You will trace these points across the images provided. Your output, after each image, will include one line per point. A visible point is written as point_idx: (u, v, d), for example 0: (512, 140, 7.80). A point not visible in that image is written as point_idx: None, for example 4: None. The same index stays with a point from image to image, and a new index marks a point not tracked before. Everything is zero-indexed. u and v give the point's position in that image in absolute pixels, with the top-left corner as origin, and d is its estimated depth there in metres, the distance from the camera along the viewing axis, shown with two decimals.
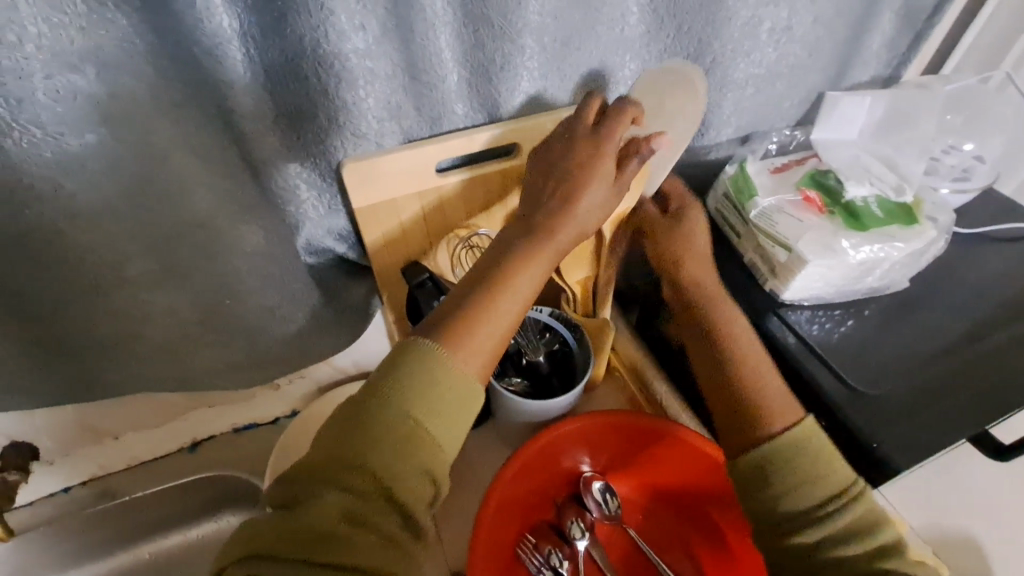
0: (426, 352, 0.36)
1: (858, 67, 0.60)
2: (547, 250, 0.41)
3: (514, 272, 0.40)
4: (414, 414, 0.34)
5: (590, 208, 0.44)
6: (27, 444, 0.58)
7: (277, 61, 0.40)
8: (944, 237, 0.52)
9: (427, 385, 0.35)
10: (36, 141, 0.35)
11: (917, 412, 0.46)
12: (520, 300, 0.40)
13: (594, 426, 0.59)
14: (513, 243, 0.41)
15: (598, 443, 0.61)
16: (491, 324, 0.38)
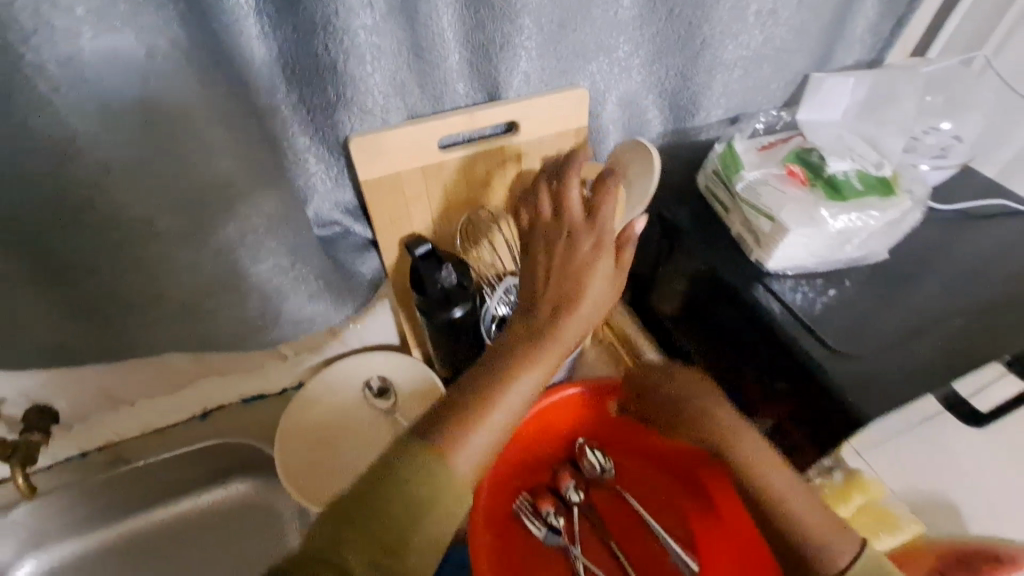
0: (418, 458, 0.36)
1: (843, 51, 0.63)
2: (542, 356, 0.42)
3: (515, 373, 0.41)
4: (405, 521, 0.34)
5: (584, 307, 0.44)
6: (48, 407, 0.61)
7: (290, 38, 0.43)
8: (920, 209, 0.56)
9: (440, 476, 0.36)
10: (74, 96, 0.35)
11: (894, 374, 0.49)
12: (519, 403, 0.41)
13: (584, 391, 0.63)
14: (509, 349, 0.42)
15: (589, 408, 0.65)
16: (492, 426, 0.39)
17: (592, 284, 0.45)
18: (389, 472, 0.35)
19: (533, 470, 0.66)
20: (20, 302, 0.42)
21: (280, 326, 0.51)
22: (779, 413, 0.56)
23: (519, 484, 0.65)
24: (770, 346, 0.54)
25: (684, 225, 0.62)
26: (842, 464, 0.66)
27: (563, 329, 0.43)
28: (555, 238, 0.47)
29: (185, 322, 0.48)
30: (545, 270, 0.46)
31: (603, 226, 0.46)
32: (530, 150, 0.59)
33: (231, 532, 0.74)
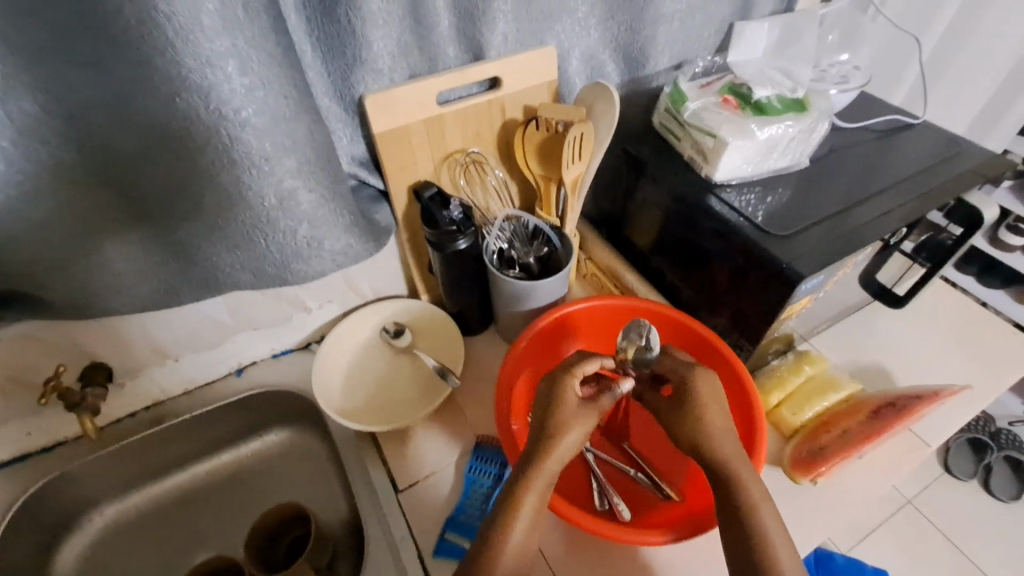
0: None
1: (760, 3, 0.78)
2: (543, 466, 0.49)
3: (526, 491, 0.49)
4: None
5: (569, 408, 0.52)
6: (103, 364, 0.68)
7: (317, 9, 0.52)
8: (828, 121, 0.69)
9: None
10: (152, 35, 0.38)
11: (823, 245, 0.60)
12: (519, 543, 0.48)
13: (575, 310, 0.71)
14: (501, 506, 0.49)
15: (579, 328, 0.73)
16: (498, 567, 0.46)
17: (574, 425, 0.51)
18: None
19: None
20: (109, 241, 0.50)
21: (319, 258, 0.57)
22: (737, 299, 0.68)
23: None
24: (723, 242, 0.66)
25: (646, 157, 0.74)
26: (796, 350, 0.78)
27: (553, 444, 0.50)
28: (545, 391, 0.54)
29: (239, 249, 0.54)
30: (541, 407, 0.53)
31: (569, 391, 0.53)
32: (512, 103, 0.70)
33: (271, 478, 0.82)
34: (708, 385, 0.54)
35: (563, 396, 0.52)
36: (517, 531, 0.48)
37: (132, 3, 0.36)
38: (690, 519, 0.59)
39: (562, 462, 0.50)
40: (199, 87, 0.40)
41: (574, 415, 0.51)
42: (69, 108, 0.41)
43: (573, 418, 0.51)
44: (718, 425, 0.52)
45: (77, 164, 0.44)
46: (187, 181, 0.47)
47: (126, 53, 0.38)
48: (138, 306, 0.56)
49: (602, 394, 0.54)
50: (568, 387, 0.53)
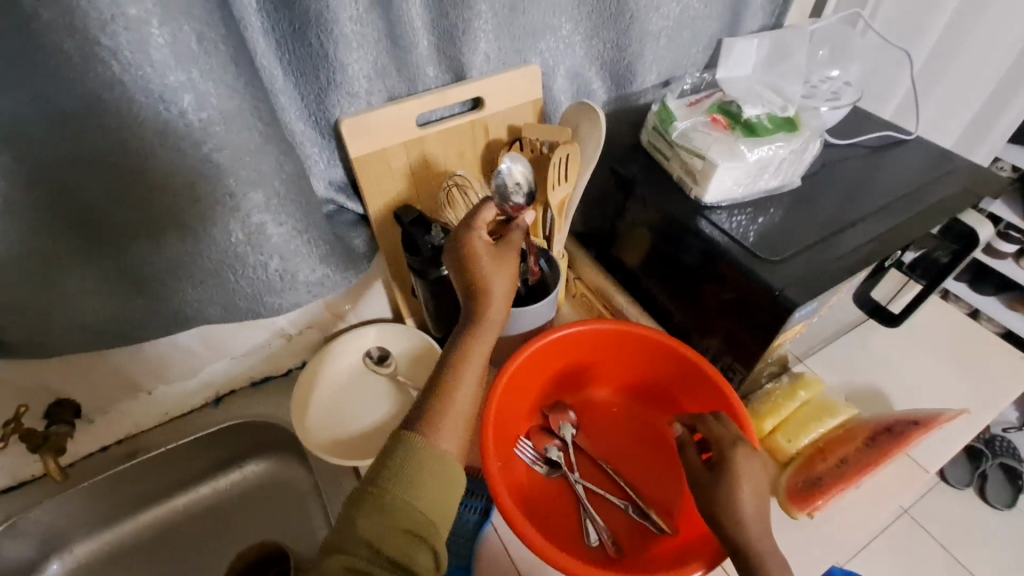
0: (403, 470, 0.43)
1: (748, 19, 0.76)
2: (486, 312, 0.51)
3: (473, 338, 0.50)
4: (408, 493, 0.41)
5: (485, 255, 0.53)
6: (70, 400, 0.65)
7: (287, 32, 0.50)
8: (820, 140, 0.68)
9: (420, 472, 0.42)
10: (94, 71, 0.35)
11: (816, 269, 0.58)
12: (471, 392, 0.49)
13: (566, 335, 0.68)
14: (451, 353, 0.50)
15: (571, 353, 0.70)
16: (461, 402, 0.47)
17: (499, 267, 0.53)
18: (380, 473, 0.42)
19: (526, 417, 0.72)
20: (65, 281, 0.47)
21: (293, 290, 0.54)
22: (730, 323, 0.66)
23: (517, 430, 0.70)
24: (714, 266, 0.64)
25: (635, 176, 0.72)
26: (790, 372, 0.76)
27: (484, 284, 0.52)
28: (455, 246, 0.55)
29: (207, 284, 0.51)
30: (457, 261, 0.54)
31: (479, 234, 0.54)
32: (495, 122, 0.68)
33: (252, 511, 0.79)
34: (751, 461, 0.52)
35: (474, 234, 0.54)
36: (457, 397, 0.48)
37: (76, 39, 0.33)
38: (686, 554, 0.56)
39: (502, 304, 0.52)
40: (153, 121, 0.38)
41: (494, 256, 0.54)
42: (15, 147, 0.38)
43: (496, 262, 0.54)
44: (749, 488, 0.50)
45: (26, 203, 0.41)
46: (148, 217, 0.44)
47: (72, 91, 0.36)
48: (102, 344, 0.53)
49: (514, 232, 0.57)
50: (476, 229, 0.55)
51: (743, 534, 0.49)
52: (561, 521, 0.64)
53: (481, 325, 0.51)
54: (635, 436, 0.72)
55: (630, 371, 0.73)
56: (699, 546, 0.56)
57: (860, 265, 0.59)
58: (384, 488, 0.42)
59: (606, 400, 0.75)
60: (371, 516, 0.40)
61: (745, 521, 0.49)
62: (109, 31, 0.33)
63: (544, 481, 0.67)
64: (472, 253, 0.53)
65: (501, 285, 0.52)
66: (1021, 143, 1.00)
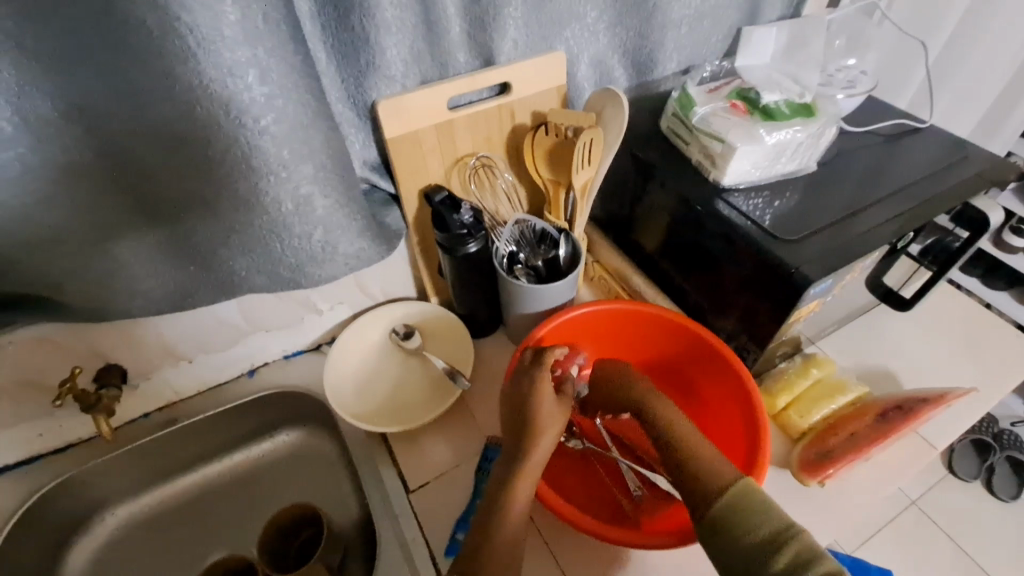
0: None
1: (767, 8, 0.79)
2: (536, 455, 0.58)
3: (519, 475, 0.57)
4: None
5: (544, 405, 0.60)
6: (117, 365, 0.69)
7: (331, 16, 0.53)
8: (836, 126, 0.70)
9: None
10: (172, 48, 0.38)
11: (830, 248, 0.61)
12: (513, 527, 0.55)
13: (582, 313, 0.72)
14: (499, 488, 0.57)
15: (584, 332, 0.74)
16: (506, 545, 0.54)
17: (551, 415, 0.60)
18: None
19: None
20: (128, 247, 0.51)
21: (332, 262, 0.58)
22: (746, 300, 0.68)
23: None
24: (731, 246, 0.66)
25: (655, 161, 0.74)
26: (804, 352, 0.78)
27: (538, 433, 0.59)
28: (522, 389, 0.62)
29: (254, 253, 0.54)
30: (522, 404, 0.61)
31: (544, 381, 0.61)
32: (521, 106, 0.71)
33: (282, 479, 0.82)
34: None
35: (540, 384, 0.61)
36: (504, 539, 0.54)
37: (155, 15, 0.37)
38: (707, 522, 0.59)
39: (548, 441, 0.59)
40: (219, 95, 0.41)
41: (550, 406, 0.61)
42: (91, 116, 0.42)
43: (550, 411, 0.61)
44: None
45: (99, 171, 0.45)
46: (206, 186, 0.48)
47: (150, 65, 0.39)
48: (152, 309, 0.56)
49: (566, 384, 0.64)
50: (543, 375, 0.62)
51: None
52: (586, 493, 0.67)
53: (528, 465, 0.57)
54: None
55: (641, 350, 0.76)
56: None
57: (874, 246, 0.61)
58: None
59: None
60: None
61: None
62: (186, 8, 0.37)
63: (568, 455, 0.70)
64: (535, 400, 0.60)
65: (549, 439, 0.59)
66: None
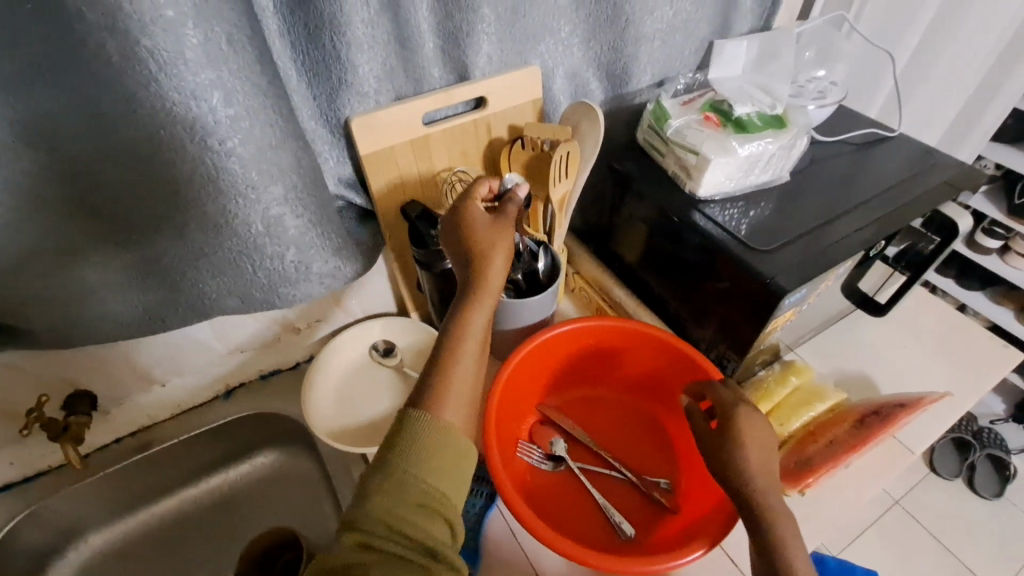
0: (414, 441, 0.44)
1: (737, 21, 0.80)
2: (488, 285, 0.52)
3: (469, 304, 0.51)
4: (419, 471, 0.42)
5: (480, 225, 0.54)
6: (87, 391, 0.67)
7: (301, 34, 0.53)
8: (807, 137, 0.71)
9: (424, 454, 0.43)
10: (136, 71, 0.37)
11: (806, 257, 0.61)
12: (472, 362, 0.50)
13: (562, 332, 0.71)
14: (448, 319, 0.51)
15: (565, 350, 0.73)
16: (464, 370, 0.49)
17: (496, 242, 0.54)
18: (387, 452, 0.43)
19: (527, 415, 0.75)
20: (93, 272, 0.49)
21: (307, 281, 0.56)
22: (726, 309, 0.68)
23: (519, 432, 0.73)
24: (708, 256, 0.66)
25: (632, 172, 0.75)
26: (782, 360, 0.79)
27: (482, 258, 0.52)
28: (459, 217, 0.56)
29: (226, 274, 0.53)
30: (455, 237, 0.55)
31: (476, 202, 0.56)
32: (497, 120, 0.71)
33: (261, 501, 0.80)
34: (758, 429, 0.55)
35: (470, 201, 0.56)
36: (461, 363, 0.49)
37: (114, 38, 0.36)
38: (694, 531, 0.58)
39: (497, 267, 0.53)
40: (182, 117, 0.40)
41: (493, 235, 0.54)
42: (51, 140, 0.41)
43: (494, 239, 0.54)
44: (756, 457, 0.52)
45: (59, 196, 0.44)
46: (174, 208, 0.47)
47: (110, 88, 0.38)
48: (121, 333, 0.55)
49: (508, 204, 0.58)
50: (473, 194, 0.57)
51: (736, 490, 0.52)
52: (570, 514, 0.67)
53: (482, 291, 0.51)
54: (632, 428, 0.75)
55: (624, 365, 0.76)
56: (704, 521, 0.58)
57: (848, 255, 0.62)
58: (399, 478, 0.42)
59: (603, 398, 0.78)
60: (384, 498, 0.41)
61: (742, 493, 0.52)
62: (147, 31, 0.36)
63: (555, 474, 0.70)
64: (469, 225, 0.54)
65: (500, 261, 0.53)
66: (1003, 141, 1.04)
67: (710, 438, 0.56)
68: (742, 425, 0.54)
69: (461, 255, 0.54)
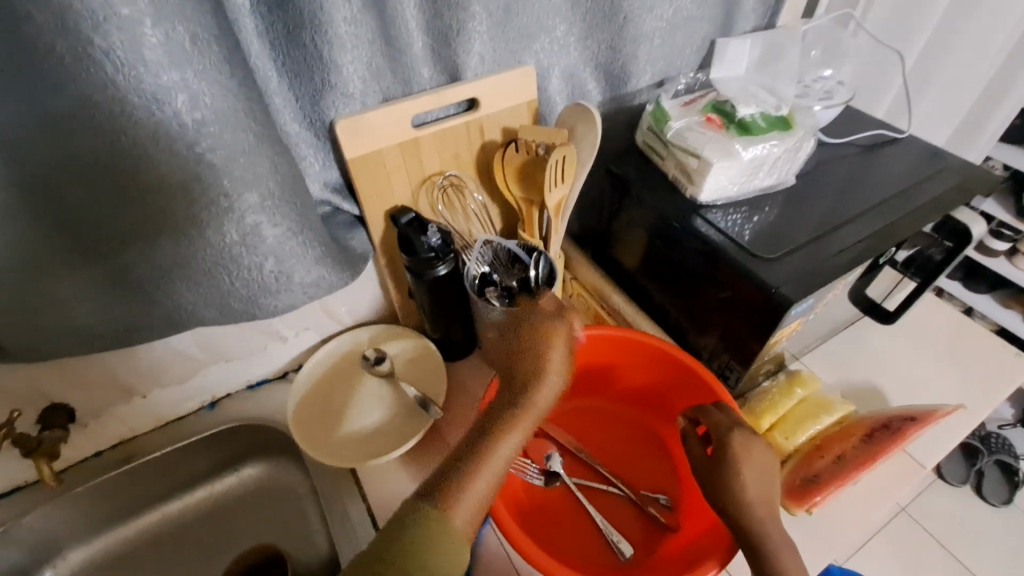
0: (428, 517, 0.44)
1: (740, 19, 0.78)
2: (537, 409, 0.52)
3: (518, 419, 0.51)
4: (427, 550, 0.42)
5: (554, 349, 0.55)
6: (63, 404, 0.65)
7: (280, 33, 0.50)
8: (813, 139, 0.68)
9: (436, 541, 0.43)
10: (93, 75, 0.35)
11: (812, 266, 0.59)
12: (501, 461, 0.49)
13: None
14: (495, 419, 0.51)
15: None
16: (488, 478, 0.48)
17: (558, 374, 0.54)
18: (404, 531, 0.43)
19: None
20: (60, 285, 0.47)
21: (289, 291, 0.54)
22: (728, 319, 0.65)
23: None
24: (710, 264, 0.64)
25: (631, 176, 0.72)
26: (787, 369, 0.76)
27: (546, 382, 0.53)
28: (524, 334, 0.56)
29: (203, 285, 0.51)
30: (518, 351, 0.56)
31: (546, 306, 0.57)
32: (490, 122, 0.68)
33: (248, 514, 0.78)
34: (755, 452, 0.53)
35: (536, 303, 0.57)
36: (487, 471, 0.48)
37: (66, 38, 0.33)
38: (698, 553, 0.55)
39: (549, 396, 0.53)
40: (145, 122, 0.38)
41: (559, 364, 0.54)
42: (6, 147, 0.38)
43: (559, 369, 0.54)
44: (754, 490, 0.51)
45: (19, 206, 0.41)
46: (142, 217, 0.44)
47: (66, 92, 0.36)
48: (94, 347, 0.52)
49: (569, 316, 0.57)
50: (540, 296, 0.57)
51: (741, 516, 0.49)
52: (567, 533, 0.64)
53: (529, 411, 0.51)
54: (631, 442, 0.72)
55: (621, 374, 0.73)
56: (708, 541, 0.55)
57: (856, 263, 0.59)
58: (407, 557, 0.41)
59: (600, 408, 0.75)
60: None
61: (747, 519, 0.49)
62: (101, 31, 0.33)
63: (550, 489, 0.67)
64: (545, 347, 0.54)
65: (552, 387, 0.53)
66: (1013, 141, 1.01)
67: (706, 469, 0.55)
68: (738, 455, 0.52)
69: (522, 367, 0.55)
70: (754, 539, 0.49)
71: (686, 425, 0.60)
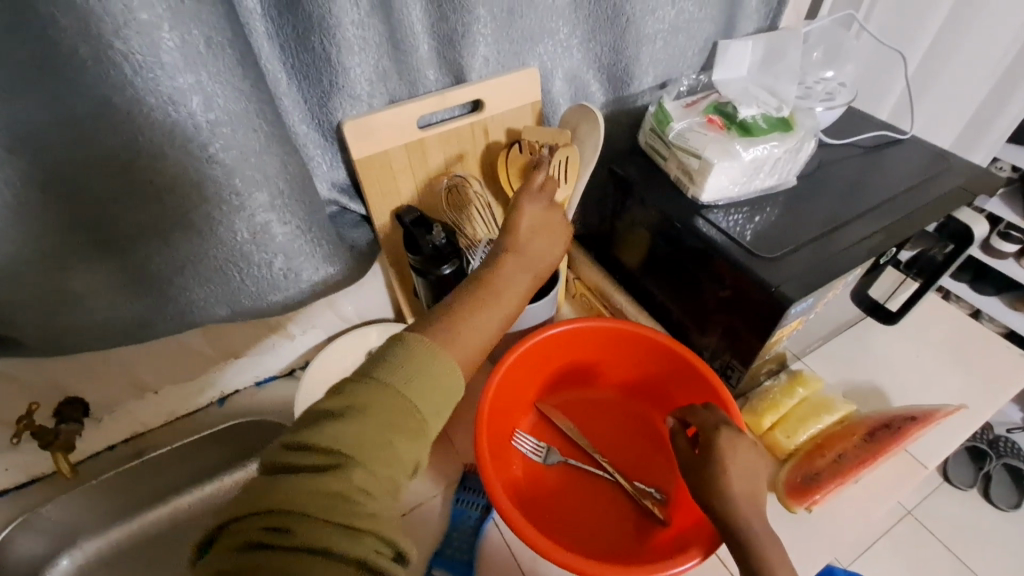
0: (413, 349, 0.41)
1: (742, 21, 0.78)
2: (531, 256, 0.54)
3: (508, 264, 0.52)
4: (409, 389, 0.38)
5: (550, 214, 0.58)
6: (78, 399, 0.66)
7: (290, 36, 0.51)
8: (814, 139, 0.69)
9: (420, 371, 0.39)
10: (115, 78, 0.37)
11: (811, 265, 0.59)
12: (508, 299, 0.51)
13: (559, 334, 0.69)
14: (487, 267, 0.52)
15: (564, 349, 0.71)
16: (485, 319, 0.48)
17: (553, 228, 0.57)
18: (380, 365, 0.39)
19: (522, 412, 0.73)
20: (77, 281, 0.48)
21: (297, 289, 0.55)
22: (728, 318, 0.66)
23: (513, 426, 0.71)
24: (709, 262, 0.65)
25: (634, 177, 0.73)
26: (789, 369, 0.76)
27: (546, 236, 0.56)
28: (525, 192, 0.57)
29: (213, 282, 0.52)
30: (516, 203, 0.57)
31: (549, 223, 0.57)
32: (495, 123, 0.69)
33: None
34: (739, 448, 0.54)
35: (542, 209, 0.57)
36: (479, 315, 0.48)
37: (87, 42, 0.35)
38: (682, 543, 0.57)
39: (549, 248, 0.56)
40: (162, 123, 0.39)
41: (551, 220, 0.57)
42: (31, 148, 0.40)
43: (551, 222, 0.57)
44: (737, 485, 0.52)
45: (41, 206, 0.43)
46: (159, 217, 0.46)
47: (86, 93, 0.37)
48: (109, 343, 0.54)
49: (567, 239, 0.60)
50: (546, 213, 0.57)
51: (735, 508, 0.50)
52: (556, 512, 0.66)
53: (517, 246, 0.54)
54: (629, 432, 0.73)
55: (623, 367, 0.74)
56: (693, 533, 0.57)
57: (856, 264, 0.60)
58: (388, 383, 0.38)
59: (602, 400, 0.76)
60: (376, 410, 0.37)
61: (745, 512, 0.50)
62: (121, 36, 0.35)
63: (545, 470, 0.69)
64: (536, 214, 0.57)
65: (551, 231, 0.57)
66: (1020, 143, 1.00)
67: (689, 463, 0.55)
68: (722, 450, 0.53)
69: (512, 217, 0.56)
70: (747, 532, 0.49)
71: (675, 425, 0.61)
